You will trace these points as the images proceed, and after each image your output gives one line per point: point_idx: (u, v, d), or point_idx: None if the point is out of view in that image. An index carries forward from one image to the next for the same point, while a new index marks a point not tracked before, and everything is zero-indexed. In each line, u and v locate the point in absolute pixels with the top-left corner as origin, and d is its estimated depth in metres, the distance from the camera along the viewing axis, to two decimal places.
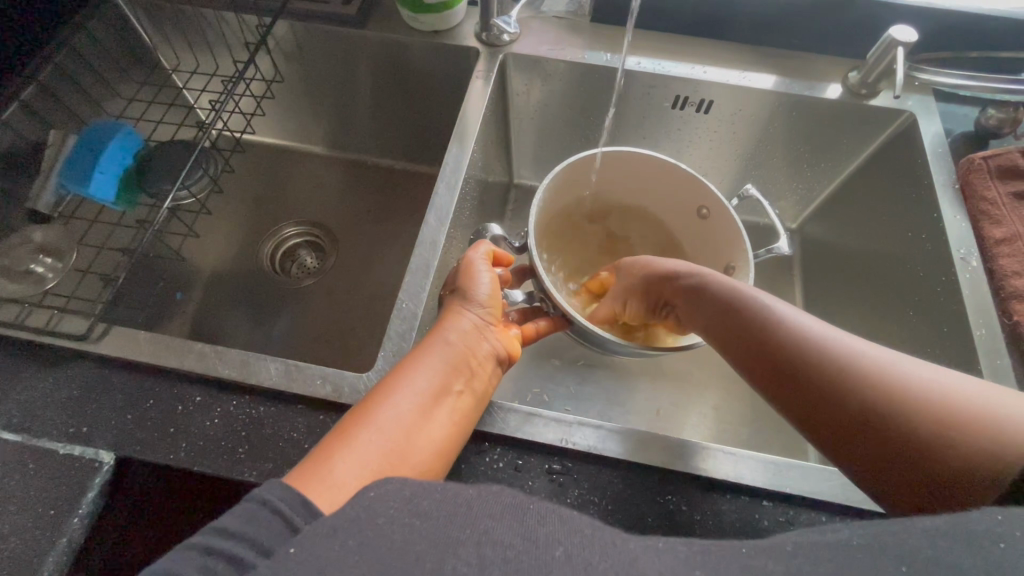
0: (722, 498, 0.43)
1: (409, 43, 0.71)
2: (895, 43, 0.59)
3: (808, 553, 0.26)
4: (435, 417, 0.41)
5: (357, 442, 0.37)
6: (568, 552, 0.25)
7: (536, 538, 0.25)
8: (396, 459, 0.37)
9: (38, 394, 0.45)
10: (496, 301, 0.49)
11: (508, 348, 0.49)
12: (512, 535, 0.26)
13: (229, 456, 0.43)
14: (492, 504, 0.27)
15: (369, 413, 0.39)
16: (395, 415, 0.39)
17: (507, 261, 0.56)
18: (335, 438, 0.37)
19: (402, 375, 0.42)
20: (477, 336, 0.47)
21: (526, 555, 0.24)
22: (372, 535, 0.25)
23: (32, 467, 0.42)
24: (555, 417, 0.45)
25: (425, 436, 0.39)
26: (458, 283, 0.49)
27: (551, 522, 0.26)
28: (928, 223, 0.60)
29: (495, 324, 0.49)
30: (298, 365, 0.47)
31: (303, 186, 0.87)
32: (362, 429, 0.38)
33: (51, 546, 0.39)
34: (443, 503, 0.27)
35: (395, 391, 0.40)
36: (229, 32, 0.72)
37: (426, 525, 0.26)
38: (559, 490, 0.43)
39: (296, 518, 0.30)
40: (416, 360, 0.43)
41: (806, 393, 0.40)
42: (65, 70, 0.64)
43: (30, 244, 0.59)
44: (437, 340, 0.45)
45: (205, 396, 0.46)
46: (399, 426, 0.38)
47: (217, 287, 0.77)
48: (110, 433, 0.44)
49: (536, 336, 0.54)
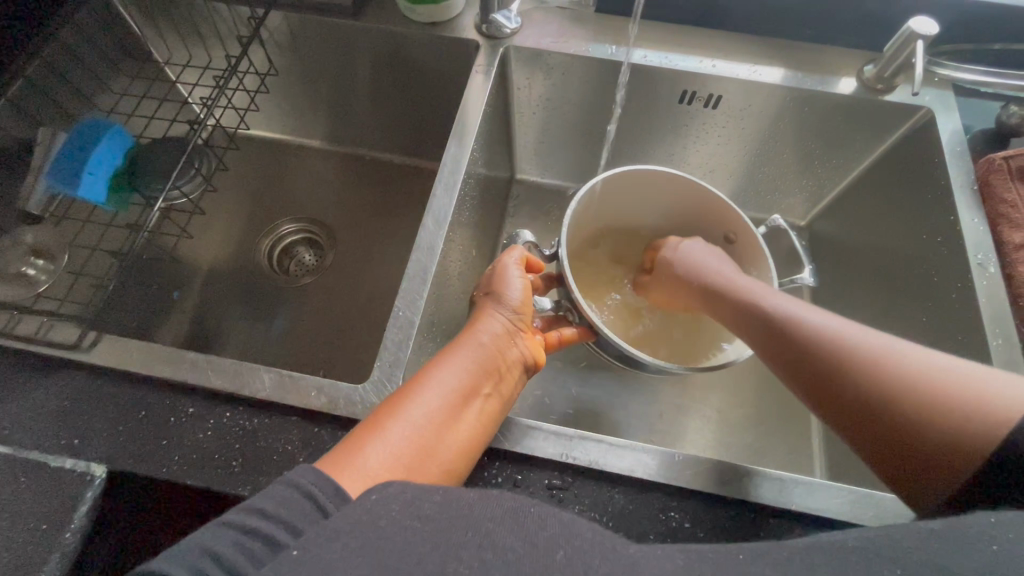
0: (726, 514, 0.42)
1: (407, 35, 0.68)
2: (914, 36, 0.57)
3: (803, 558, 0.25)
4: (464, 416, 0.40)
5: (389, 432, 0.36)
6: (569, 555, 0.24)
7: (537, 541, 0.25)
8: (424, 452, 0.36)
9: (28, 405, 0.44)
10: (528, 304, 0.48)
11: (536, 355, 0.48)
12: (515, 539, 0.25)
13: (223, 470, 0.42)
14: (494, 506, 0.27)
15: (402, 403, 0.38)
16: (426, 409, 0.38)
17: (538, 268, 0.55)
18: (369, 426, 0.37)
19: (434, 370, 0.41)
20: (508, 337, 0.46)
21: (528, 558, 0.24)
22: (376, 536, 0.24)
23: (25, 480, 0.41)
24: (555, 430, 0.44)
25: (453, 434, 0.38)
26: (492, 281, 0.50)
27: (552, 526, 0.26)
28: (944, 225, 0.58)
29: (525, 331, 0.48)
30: (293, 376, 0.46)
31: (300, 182, 0.85)
32: (394, 419, 0.37)
33: (45, 561, 0.39)
34: (445, 507, 0.26)
35: (427, 385, 0.40)
36: (220, 25, 0.70)
37: (428, 527, 0.25)
38: (559, 505, 0.42)
39: (325, 500, 0.29)
40: (449, 355, 0.43)
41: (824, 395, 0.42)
42: (52, 65, 0.62)
43: (22, 245, 0.58)
44: (469, 338, 0.44)
45: (198, 407, 0.45)
46: (431, 420, 0.38)
47: (213, 287, 0.76)
48: (103, 446, 0.43)
49: (558, 344, 0.52)
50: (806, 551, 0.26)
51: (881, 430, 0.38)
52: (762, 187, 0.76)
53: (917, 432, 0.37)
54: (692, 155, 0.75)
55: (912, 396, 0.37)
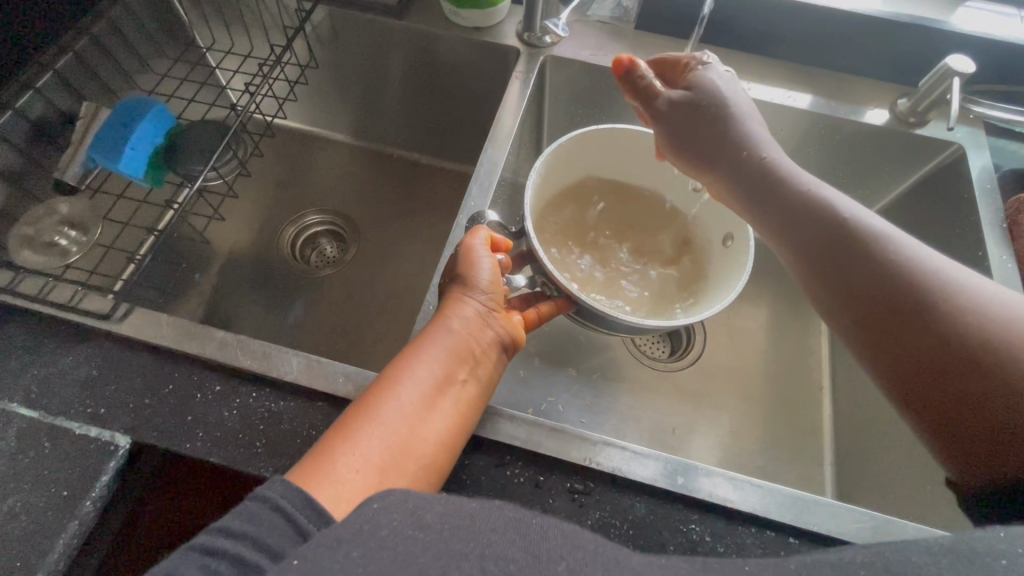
0: (746, 531, 0.42)
1: (447, 38, 0.70)
2: (951, 73, 0.58)
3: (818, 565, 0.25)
4: (439, 407, 0.40)
5: (359, 438, 0.36)
6: (570, 568, 0.24)
7: (539, 553, 0.25)
8: (399, 453, 0.37)
9: (56, 370, 0.45)
10: (497, 281, 0.47)
11: (512, 334, 0.47)
12: (515, 549, 0.25)
13: (246, 451, 0.42)
14: (495, 518, 0.26)
15: (372, 406, 0.38)
16: (397, 407, 0.39)
17: (506, 246, 0.51)
18: (337, 434, 0.37)
19: (403, 365, 0.41)
20: (478, 321, 0.45)
21: (527, 568, 0.24)
22: (377, 546, 0.24)
23: (48, 445, 0.41)
24: (580, 435, 0.44)
25: (429, 428, 0.39)
26: (456, 258, 0.48)
27: (554, 537, 0.26)
28: (972, 260, 0.58)
29: (499, 310, 0.47)
30: (321, 362, 0.46)
31: (326, 174, 0.86)
32: (365, 423, 0.37)
33: (63, 528, 0.39)
34: (446, 516, 0.26)
35: (398, 383, 0.40)
36: (267, 15, 0.71)
37: (431, 536, 0.25)
38: (580, 510, 0.42)
39: (307, 523, 0.30)
40: (419, 350, 0.42)
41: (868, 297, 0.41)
42: (100, 41, 0.63)
43: (55, 216, 0.59)
44: (438, 327, 0.44)
45: (224, 385, 0.45)
46: (404, 418, 0.38)
47: (234, 271, 0.76)
48: (127, 418, 0.43)
49: (538, 322, 0.51)
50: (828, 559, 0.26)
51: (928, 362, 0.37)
52: None
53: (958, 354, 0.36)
54: None
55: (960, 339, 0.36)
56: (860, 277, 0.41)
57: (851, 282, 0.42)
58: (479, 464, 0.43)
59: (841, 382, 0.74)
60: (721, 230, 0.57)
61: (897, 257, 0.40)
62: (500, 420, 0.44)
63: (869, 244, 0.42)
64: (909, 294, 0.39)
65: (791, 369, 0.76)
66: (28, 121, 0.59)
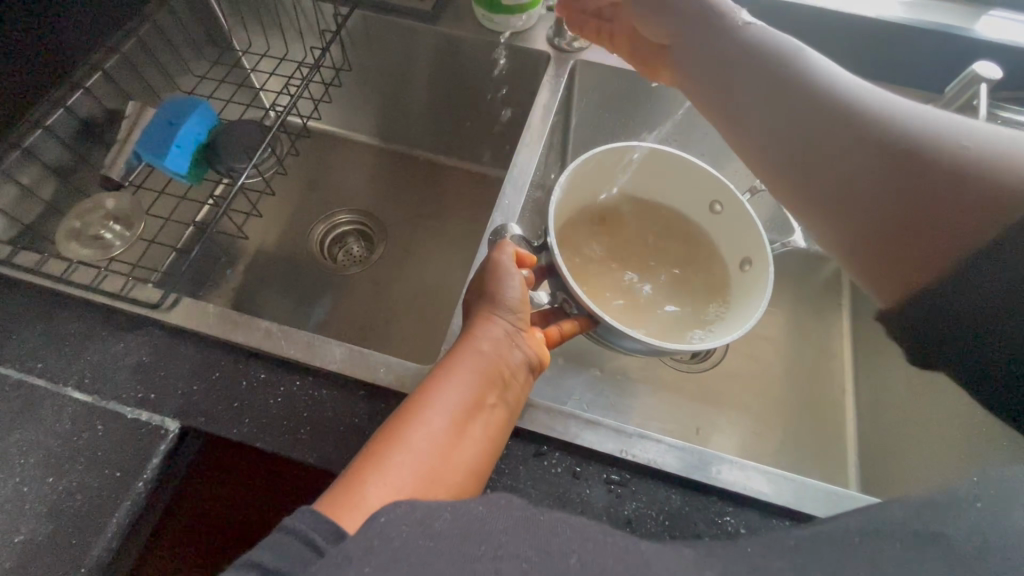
0: (779, 524, 0.42)
1: (479, 43, 0.71)
2: (977, 79, 0.59)
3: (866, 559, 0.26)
4: (469, 432, 0.39)
5: (389, 466, 0.35)
6: (580, 561, 0.27)
7: (551, 550, 0.27)
8: (430, 480, 0.36)
9: (108, 356, 0.46)
10: (525, 303, 0.46)
11: (539, 355, 0.47)
12: (526, 547, 0.27)
13: (291, 437, 0.43)
14: (503, 517, 0.28)
15: (402, 432, 0.37)
16: (428, 432, 0.38)
17: (531, 263, 0.51)
18: (366, 460, 0.36)
19: (433, 388, 0.40)
20: (507, 343, 0.44)
21: (541, 565, 0.26)
22: (389, 560, 0.25)
23: (101, 428, 0.43)
24: (615, 428, 0.45)
25: (460, 454, 0.38)
26: (484, 277, 0.47)
27: (563, 534, 0.28)
28: None
29: (526, 331, 0.47)
30: (363, 352, 0.47)
31: (355, 175, 0.88)
32: (394, 449, 0.36)
33: (117, 508, 0.40)
34: (454, 522, 0.27)
35: (427, 408, 0.39)
36: (304, 20, 0.73)
37: (441, 544, 0.26)
38: (616, 501, 0.42)
39: (323, 543, 0.28)
40: (447, 371, 0.42)
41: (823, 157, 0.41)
42: (145, 44, 0.66)
43: (101, 211, 0.61)
44: (467, 349, 0.43)
45: (269, 374, 0.46)
46: (434, 444, 0.37)
47: (266, 269, 0.78)
48: (177, 403, 0.44)
49: (560, 339, 0.51)
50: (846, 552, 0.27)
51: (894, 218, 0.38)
52: None
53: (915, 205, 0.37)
54: (744, 178, 0.78)
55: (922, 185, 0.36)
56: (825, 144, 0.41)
57: (817, 148, 0.41)
58: (517, 454, 0.44)
59: (863, 386, 0.74)
60: (736, 254, 0.58)
61: (854, 113, 0.40)
62: (536, 413, 0.45)
63: (826, 104, 0.41)
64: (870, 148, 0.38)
65: (814, 371, 0.77)
66: (77, 119, 0.61)
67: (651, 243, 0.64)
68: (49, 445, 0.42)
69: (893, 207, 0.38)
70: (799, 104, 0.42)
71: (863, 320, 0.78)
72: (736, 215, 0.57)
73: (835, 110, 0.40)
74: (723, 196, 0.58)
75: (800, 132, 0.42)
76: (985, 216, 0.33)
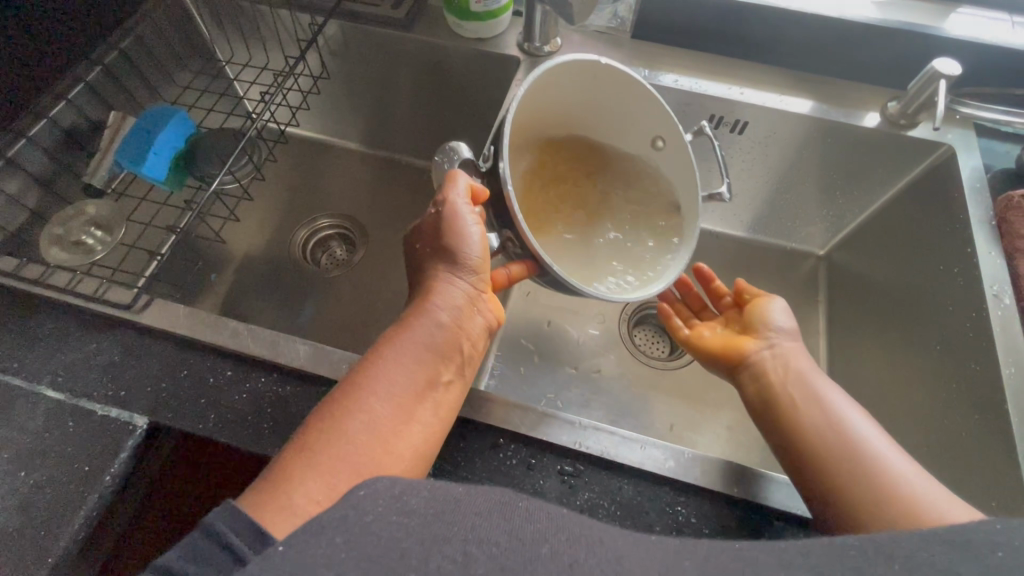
0: (732, 513, 0.43)
1: (452, 49, 0.73)
2: (937, 76, 0.59)
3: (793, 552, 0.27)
4: (413, 419, 0.40)
5: (323, 460, 0.36)
6: (553, 550, 0.25)
7: (522, 537, 0.26)
8: (368, 471, 0.37)
9: (81, 356, 0.48)
10: (486, 266, 0.48)
11: (495, 314, 0.50)
12: (499, 533, 0.26)
13: (255, 431, 0.45)
14: (478, 502, 0.27)
15: (341, 423, 0.38)
16: (368, 422, 0.38)
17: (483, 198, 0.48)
18: (300, 455, 0.36)
19: (377, 373, 0.41)
20: (467, 308, 0.47)
21: (512, 554, 0.24)
22: (360, 532, 0.24)
23: (72, 425, 0.44)
24: (569, 420, 0.46)
25: (403, 442, 0.39)
26: (443, 229, 0.47)
27: (538, 521, 0.27)
28: (961, 256, 0.59)
29: (485, 293, 0.49)
30: (327, 349, 0.48)
31: (337, 180, 0.89)
32: (331, 443, 0.37)
33: (84, 500, 0.42)
34: (429, 501, 0.27)
35: (371, 396, 0.40)
36: (282, 31, 0.75)
37: (413, 523, 0.25)
38: (569, 491, 0.43)
39: (243, 549, 0.28)
40: (395, 355, 0.42)
41: (772, 402, 0.50)
42: (127, 56, 0.68)
43: (84, 217, 0.63)
44: (423, 324, 0.44)
45: (236, 371, 0.48)
46: (375, 433, 0.38)
47: (250, 273, 0.80)
48: (145, 400, 0.46)
49: (507, 283, 0.51)
50: (822, 562, 0.26)
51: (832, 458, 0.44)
52: (780, 212, 0.81)
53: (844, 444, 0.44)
54: (718, 177, 0.79)
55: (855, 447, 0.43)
56: (785, 384, 0.50)
57: (765, 387, 0.51)
58: (473, 446, 0.45)
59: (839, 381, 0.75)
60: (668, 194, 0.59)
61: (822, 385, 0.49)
62: (495, 407, 0.46)
63: (796, 381, 0.50)
64: (811, 405, 0.48)
65: None
66: (60, 129, 0.63)
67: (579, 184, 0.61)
68: (22, 441, 0.44)
69: (830, 449, 0.44)
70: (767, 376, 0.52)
71: (838, 315, 0.78)
72: (677, 158, 0.57)
73: (805, 386, 0.49)
74: (668, 133, 0.56)
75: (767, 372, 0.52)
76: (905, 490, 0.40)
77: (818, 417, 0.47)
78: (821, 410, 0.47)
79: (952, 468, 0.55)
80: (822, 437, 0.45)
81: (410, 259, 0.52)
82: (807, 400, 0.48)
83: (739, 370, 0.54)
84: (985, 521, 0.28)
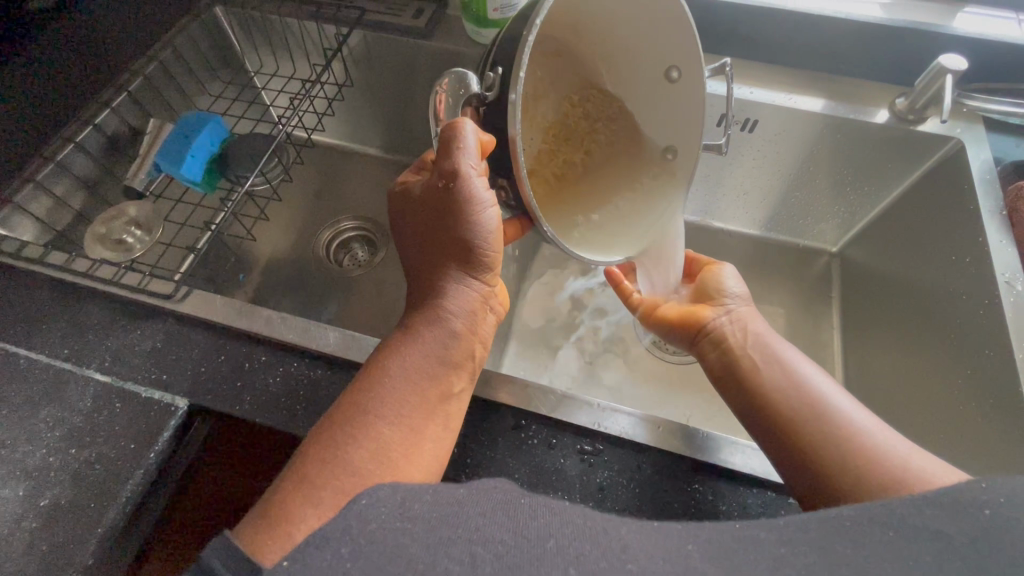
0: (747, 492, 0.44)
1: (469, 55, 0.76)
2: (943, 71, 0.60)
3: (800, 524, 0.27)
4: (422, 438, 0.41)
5: (326, 482, 0.36)
6: (559, 545, 0.25)
7: (528, 533, 0.25)
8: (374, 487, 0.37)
9: (128, 342, 0.51)
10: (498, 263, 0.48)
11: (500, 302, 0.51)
12: (503, 531, 0.25)
13: (289, 412, 0.47)
14: (484, 501, 0.27)
15: (347, 444, 0.38)
16: (378, 443, 0.39)
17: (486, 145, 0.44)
18: (306, 479, 0.36)
19: (380, 393, 0.41)
20: (480, 311, 0.47)
21: (517, 552, 0.24)
22: (365, 541, 0.24)
23: (118, 406, 0.47)
24: (588, 402, 0.48)
25: (414, 458, 0.40)
26: (454, 211, 0.45)
27: (542, 517, 0.26)
28: (972, 245, 0.60)
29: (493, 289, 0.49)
30: (355, 336, 0.51)
31: (359, 185, 0.93)
32: (334, 466, 0.37)
33: (131, 475, 0.44)
34: (435, 505, 0.26)
35: (378, 416, 0.40)
36: (307, 41, 0.79)
37: (418, 529, 0.25)
38: (589, 469, 0.45)
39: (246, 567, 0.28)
40: (399, 371, 0.42)
41: (731, 376, 0.50)
42: (166, 67, 0.72)
43: (124, 217, 0.66)
44: (428, 336, 0.44)
45: (270, 356, 0.50)
46: (382, 453, 0.38)
47: (275, 272, 0.83)
48: (187, 383, 0.49)
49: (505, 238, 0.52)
50: (826, 531, 0.26)
51: (799, 428, 0.43)
52: (792, 209, 0.83)
53: (806, 412, 0.43)
54: (730, 177, 0.81)
55: (818, 415, 0.43)
56: (743, 357, 0.50)
57: (723, 360, 0.51)
58: (495, 426, 0.47)
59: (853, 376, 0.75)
60: (666, 131, 0.55)
61: (779, 355, 0.48)
62: (515, 389, 0.48)
63: (752, 352, 0.50)
64: (768, 376, 0.47)
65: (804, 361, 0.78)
66: (103, 135, 0.67)
67: (573, 155, 0.57)
68: (72, 420, 0.46)
69: (794, 418, 0.44)
70: (725, 349, 0.51)
71: (853, 312, 0.79)
72: (690, 89, 0.51)
73: (760, 356, 0.49)
74: (682, 60, 0.50)
75: (724, 345, 0.51)
76: (874, 453, 0.40)
77: (780, 388, 0.46)
78: (777, 378, 0.47)
79: (972, 459, 0.54)
80: (782, 407, 0.45)
81: (414, 242, 0.49)
82: (765, 372, 0.48)
83: (697, 344, 0.54)
84: (970, 481, 0.28)
